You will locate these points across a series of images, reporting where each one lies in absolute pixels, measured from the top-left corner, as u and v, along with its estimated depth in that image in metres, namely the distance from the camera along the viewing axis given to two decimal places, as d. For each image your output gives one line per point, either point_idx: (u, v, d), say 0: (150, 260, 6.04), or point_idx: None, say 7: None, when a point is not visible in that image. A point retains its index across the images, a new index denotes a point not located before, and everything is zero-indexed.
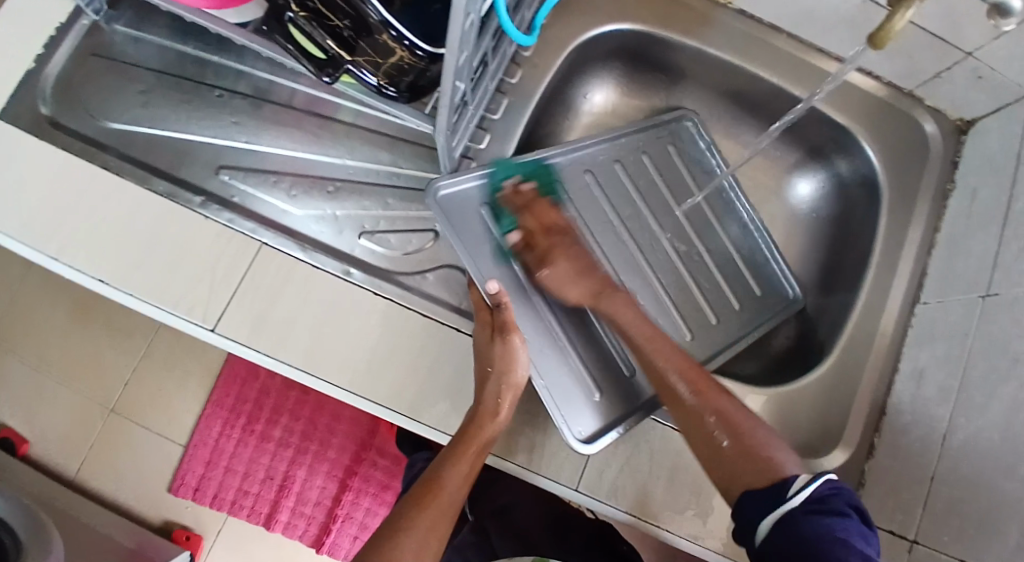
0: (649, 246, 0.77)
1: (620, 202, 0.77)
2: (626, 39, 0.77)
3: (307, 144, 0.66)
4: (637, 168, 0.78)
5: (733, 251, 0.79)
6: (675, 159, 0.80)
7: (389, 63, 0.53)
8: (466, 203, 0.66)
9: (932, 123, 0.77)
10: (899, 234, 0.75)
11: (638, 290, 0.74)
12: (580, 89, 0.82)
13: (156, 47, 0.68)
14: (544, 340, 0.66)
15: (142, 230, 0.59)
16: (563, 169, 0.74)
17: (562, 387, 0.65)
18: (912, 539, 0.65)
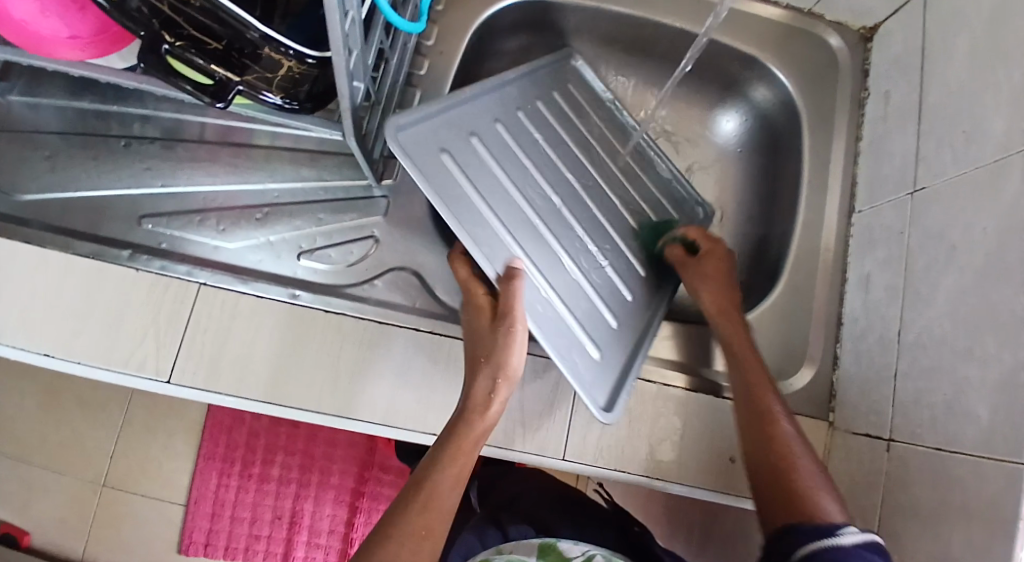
0: (590, 184, 0.76)
1: (556, 143, 0.76)
2: (525, 12, 0.80)
3: (228, 176, 0.70)
4: (554, 106, 0.78)
5: (657, 192, 0.81)
6: (578, 98, 0.81)
7: (280, 76, 0.50)
8: (421, 149, 0.63)
9: (838, 38, 0.79)
10: (824, 150, 0.77)
11: (595, 232, 0.73)
12: (494, 72, 0.84)
13: (54, 108, 0.70)
14: (544, 305, 0.64)
15: (75, 297, 0.62)
16: (499, 109, 0.71)
17: (567, 346, 0.64)
18: (888, 439, 0.63)
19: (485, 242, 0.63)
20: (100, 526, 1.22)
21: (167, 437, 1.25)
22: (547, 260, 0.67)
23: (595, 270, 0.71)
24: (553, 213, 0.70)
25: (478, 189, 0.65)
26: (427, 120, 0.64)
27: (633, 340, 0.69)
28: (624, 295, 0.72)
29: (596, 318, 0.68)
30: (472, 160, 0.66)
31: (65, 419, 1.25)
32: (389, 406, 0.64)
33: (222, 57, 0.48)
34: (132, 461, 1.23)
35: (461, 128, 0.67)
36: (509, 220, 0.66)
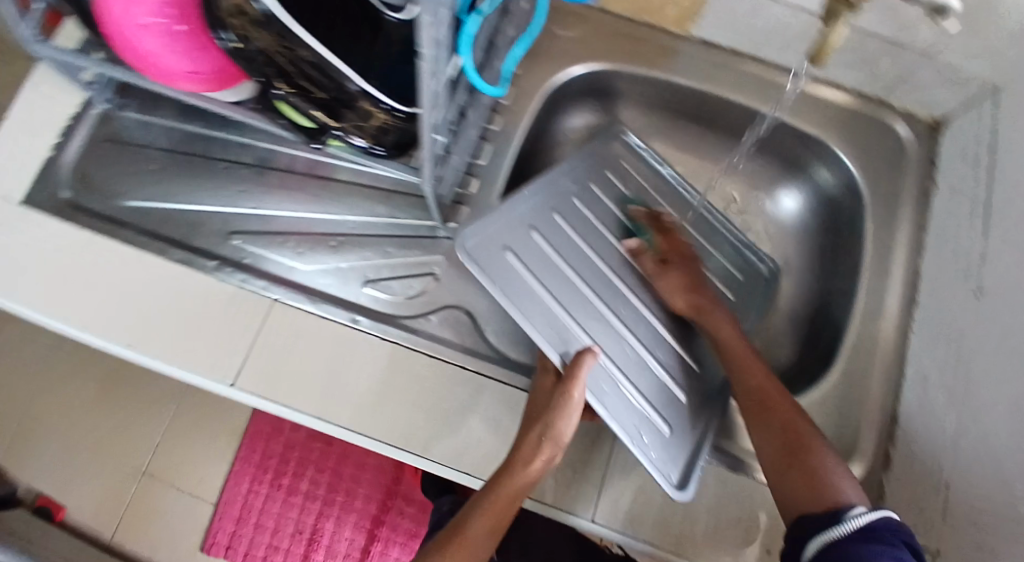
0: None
1: (612, 224, 0.79)
2: (594, 80, 0.84)
3: (309, 205, 0.75)
4: (609, 186, 0.81)
5: (730, 264, 0.83)
6: (631, 171, 0.84)
7: (372, 126, 0.55)
8: (488, 250, 0.70)
9: (906, 127, 0.80)
10: (888, 238, 0.77)
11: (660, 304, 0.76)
12: (562, 130, 0.89)
13: (164, 128, 0.77)
14: (610, 381, 0.68)
15: (162, 299, 0.69)
16: (555, 200, 0.77)
17: (635, 427, 0.67)
18: (935, 551, 0.62)
19: (551, 329, 0.68)
20: (135, 514, 1.30)
21: (211, 437, 1.34)
22: (609, 339, 0.71)
23: (660, 345, 0.73)
24: (616, 296, 0.74)
25: (541, 282, 0.71)
26: (490, 224, 0.71)
27: (707, 413, 0.70)
28: (691, 365, 0.73)
29: (663, 392, 0.70)
30: (535, 253, 0.72)
31: (118, 408, 1.34)
32: (430, 440, 0.66)
33: (325, 104, 0.53)
34: (175, 453, 1.33)
35: (521, 225, 0.73)
36: (574, 303, 0.71)
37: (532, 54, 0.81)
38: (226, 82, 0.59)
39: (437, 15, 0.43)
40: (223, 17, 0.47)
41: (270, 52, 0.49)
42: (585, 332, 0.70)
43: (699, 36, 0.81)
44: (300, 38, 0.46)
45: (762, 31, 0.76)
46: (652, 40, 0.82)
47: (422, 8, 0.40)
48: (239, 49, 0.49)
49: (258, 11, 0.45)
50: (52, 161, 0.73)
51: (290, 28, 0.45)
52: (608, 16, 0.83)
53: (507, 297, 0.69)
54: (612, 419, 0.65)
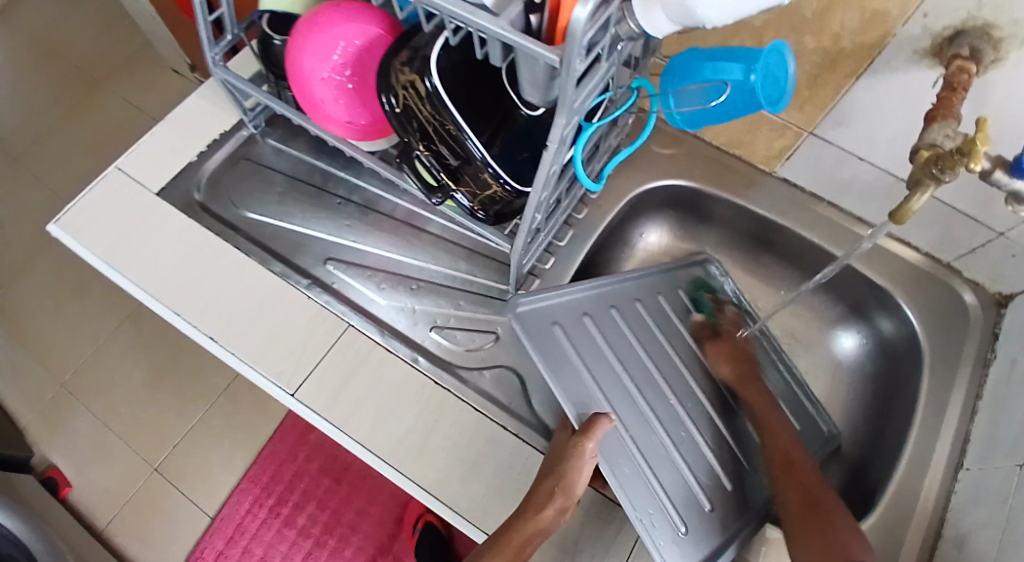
0: (699, 370, 0.81)
1: (670, 334, 0.83)
2: (679, 193, 0.91)
3: (401, 249, 0.82)
4: (678, 301, 0.87)
5: (779, 397, 0.86)
6: (705, 294, 0.90)
7: (484, 194, 0.61)
8: (539, 322, 0.74)
9: (973, 294, 0.83)
10: (941, 396, 0.78)
11: (701, 415, 0.77)
12: (638, 231, 0.95)
13: (294, 158, 0.86)
14: (633, 468, 0.69)
15: (254, 302, 0.75)
16: (616, 296, 0.81)
17: (650, 514, 0.67)
18: None
19: (586, 406, 0.70)
20: (141, 505, 1.46)
21: (231, 448, 1.50)
22: (642, 432, 0.72)
23: (692, 451, 0.74)
24: (657, 394, 0.76)
25: (585, 362, 0.74)
26: (547, 301, 0.76)
27: (728, 529, 0.70)
28: (724, 483, 0.73)
29: (687, 495, 0.70)
30: (583, 338, 0.75)
31: (160, 402, 1.53)
32: (460, 490, 0.69)
33: (450, 171, 0.60)
34: (191, 458, 1.49)
35: (576, 309, 0.77)
36: (613, 389, 0.73)
37: (628, 160, 0.89)
38: (371, 134, 0.68)
39: (568, 119, 0.51)
40: (394, 86, 0.56)
41: (421, 120, 0.57)
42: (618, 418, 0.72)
43: (781, 175, 0.87)
44: (451, 112, 0.55)
45: (844, 183, 0.81)
46: (740, 169, 0.89)
47: (559, 111, 0.48)
48: (397, 114, 0.57)
49: (425, 87, 0.54)
50: (194, 165, 0.83)
51: (445, 102, 0.55)
52: (703, 143, 0.90)
53: (548, 367, 0.72)
54: (628, 501, 0.66)
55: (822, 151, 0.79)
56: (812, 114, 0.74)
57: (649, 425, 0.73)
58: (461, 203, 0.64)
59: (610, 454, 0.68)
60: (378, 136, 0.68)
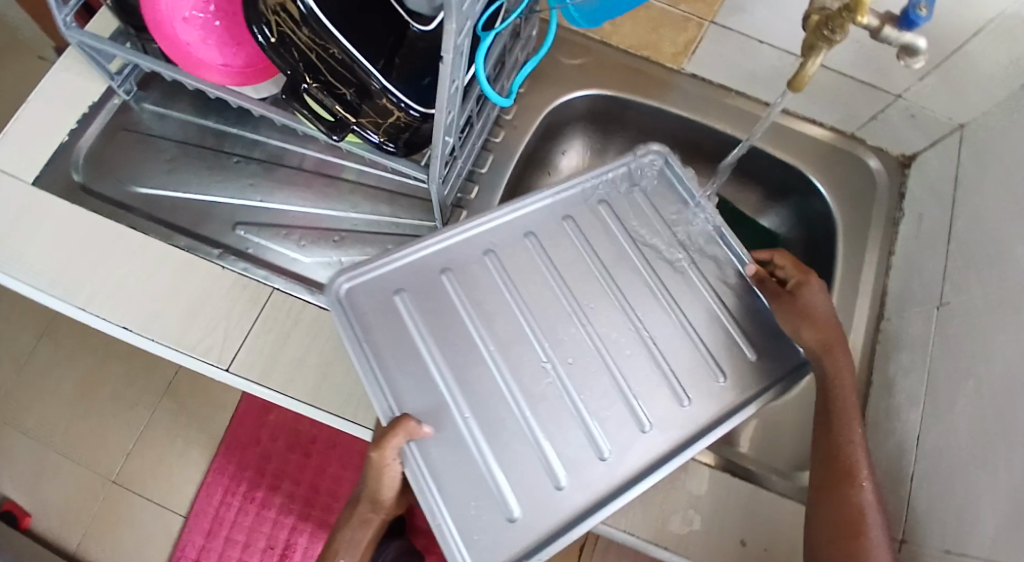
0: (600, 307, 0.67)
1: (573, 270, 0.69)
2: (594, 104, 0.89)
3: (315, 201, 0.78)
4: (593, 226, 0.71)
5: (724, 320, 0.68)
6: (638, 207, 0.73)
7: (389, 123, 0.58)
8: (381, 295, 0.64)
9: (878, 160, 0.87)
10: (858, 258, 0.82)
11: (581, 370, 0.64)
12: (558, 148, 0.92)
13: (179, 123, 0.81)
14: (460, 454, 0.58)
15: (162, 279, 0.70)
16: (496, 239, 0.68)
17: (468, 502, 0.57)
18: (901, 538, 0.62)
19: (419, 386, 0.61)
20: (106, 518, 1.45)
21: (184, 442, 1.49)
22: (495, 405, 0.61)
23: (556, 419, 0.61)
24: (524, 354, 0.64)
25: (427, 330, 0.63)
26: (394, 266, 0.65)
27: (585, 500, 0.59)
28: (598, 451, 0.60)
29: (533, 476, 0.59)
30: (437, 301, 0.65)
31: (98, 411, 1.52)
32: None
33: (346, 104, 0.56)
34: (145, 461, 1.48)
35: (433, 268, 0.66)
36: (462, 356, 0.63)
37: (534, 76, 0.87)
38: (246, 81, 0.63)
39: (461, 26, 0.48)
40: (264, 13, 0.52)
41: (301, 47, 0.53)
42: (455, 397, 0.61)
43: (691, 71, 0.87)
44: (333, 36, 0.52)
45: (748, 70, 0.82)
46: (653, 72, 0.88)
47: (450, 17, 0.45)
48: (273, 46, 0.53)
49: (299, 10, 0.51)
50: (68, 144, 0.77)
51: (327, 27, 0.51)
52: (611, 49, 0.88)
53: (376, 350, 0.62)
54: (440, 500, 0.56)
55: (724, 40, 0.79)
56: (710, 2, 0.73)
57: (512, 395, 0.61)
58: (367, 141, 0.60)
59: (428, 446, 0.58)
60: (252, 82, 0.63)
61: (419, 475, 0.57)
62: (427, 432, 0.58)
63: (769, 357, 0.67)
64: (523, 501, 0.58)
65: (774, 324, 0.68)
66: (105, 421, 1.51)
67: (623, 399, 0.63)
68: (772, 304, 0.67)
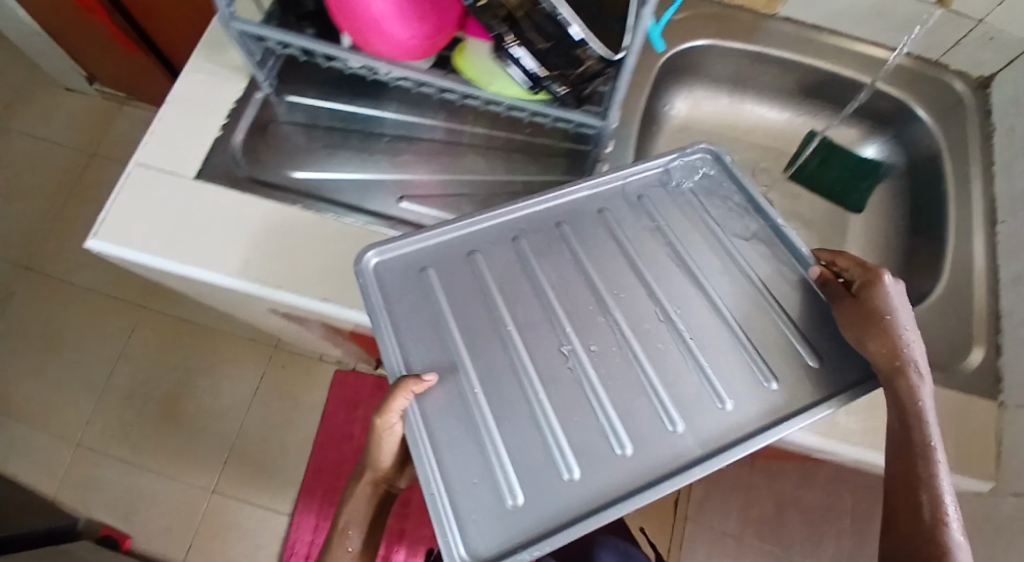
0: (628, 290, 0.62)
1: (604, 254, 0.64)
2: (701, 55, 0.93)
3: (462, 170, 0.84)
4: (634, 210, 0.66)
5: (778, 317, 0.61)
6: (691, 196, 0.67)
7: (578, 73, 0.62)
8: (409, 272, 0.62)
9: (960, 83, 0.92)
10: (962, 171, 0.88)
11: (609, 357, 0.58)
12: (664, 99, 0.95)
13: (310, 109, 0.85)
14: (467, 446, 0.54)
15: (347, 253, 0.75)
16: (527, 223, 0.65)
17: (466, 485, 0.53)
18: None
19: (438, 368, 0.57)
20: (211, 528, 1.45)
21: (283, 444, 1.51)
22: (515, 413, 0.56)
23: (577, 407, 0.56)
24: (544, 334, 0.59)
25: (452, 315, 0.60)
26: (420, 240, 0.63)
27: (591, 499, 0.52)
28: (620, 451, 0.54)
29: (542, 469, 0.53)
30: (464, 282, 0.62)
31: (188, 426, 1.52)
32: None
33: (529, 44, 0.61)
34: (243, 468, 1.49)
35: (460, 250, 0.63)
36: (479, 344, 0.59)
37: None
38: (407, 55, 0.68)
39: None
40: None
41: (509, 8, 0.59)
42: (468, 380, 0.57)
43: (783, 14, 0.93)
44: None
45: (840, 9, 0.89)
46: (745, 19, 0.93)
47: None
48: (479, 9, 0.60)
49: None
50: (223, 140, 0.80)
51: None
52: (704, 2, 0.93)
53: (400, 327, 0.59)
54: (435, 472, 0.53)
55: None
56: None
57: (539, 385, 0.57)
58: (523, 73, 0.63)
59: (435, 424, 0.55)
60: (412, 56, 0.68)
61: (418, 448, 0.54)
62: (428, 384, 0.55)
63: (829, 362, 0.59)
64: (527, 490, 0.52)
65: (836, 332, 0.60)
66: (196, 435, 1.51)
67: (652, 391, 0.57)
68: (832, 307, 0.60)
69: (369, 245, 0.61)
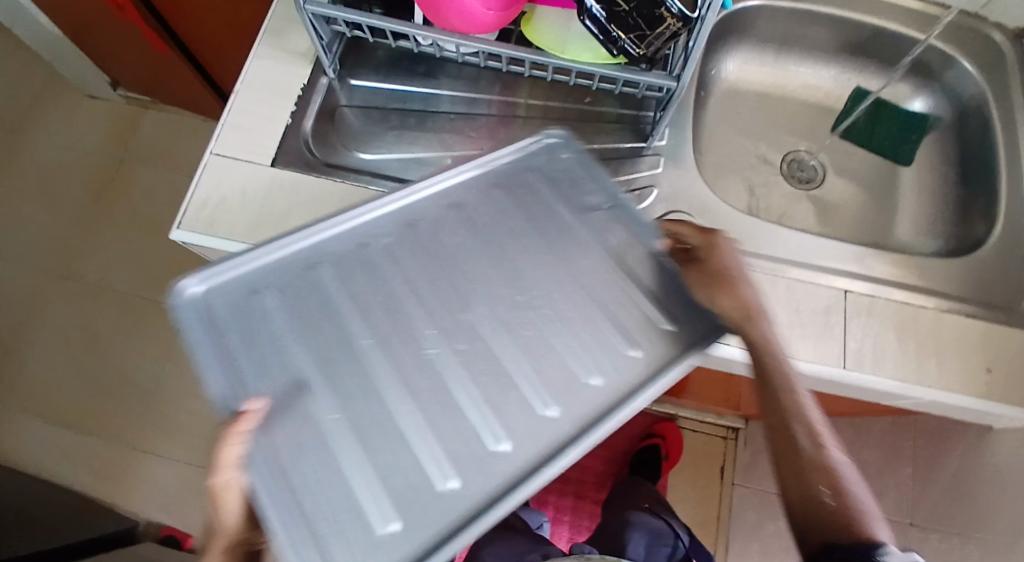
0: (493, 287, 0.62)
1: (463, 253, 0.63)
2: (751, 17, 0.96)
3: (530, 141, 0.85)
4: (490, 205, 0.66)
5: (644, 297, 0.62)
6: (541, 185, 0.68)
7: (655, 34, 0.64)
8: (243, 296, 0.57)
9: (999, 34, 0.93)
10: (1010, 119, 0.89)
11: (473, 361, 0.58)
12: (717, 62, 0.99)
13: (369, 91, 0.86)
14: (325, 466, 0.52)
15: None
16: (375, 229, 0.63)
17: (333, 512, 0.50)
18: None
19: (280, 389, 0.54)
20: None
21: None
22: (373, 416, 0.55)
23: (438, 413, 0.55)
24: (398, 343, 0.58)
25: (296, 331, 0.57)
26: (254, 261, 0.58)
27: (475, 499, 0.52)
28: (503, 449, 0.54)
29: (412, 478, 0.53)
30: (309, 295, 0.59)
31: None
32: None
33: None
34: None
35: (297, 264, 0.60)
36: (324, 355, 0.57)
37: None
38: (476, 28, 0.70)
39: None
40: None
41: None
42: (317, 395, 0.55)
43: None
44: None
45: None
46: None
47: None
48: None
49: None
50: (294, 127, 0.82)
51: None
52: None
53: (235, 353, 0.55)
54: (296, 516, 0.50)
55: None
56: None
57: (399, 385, 0.56)
58: (595, 26, 0.65)
59: (282, 460, 0.51)
60: (483, 29, 0.70)
61: (273, 495, 0.50)
62: (259, 413, 0.51)
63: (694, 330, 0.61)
64: (403, 510, 0.51)
65: (694, 300, 0.62)
66: None
67: (523, 386, 0.57)
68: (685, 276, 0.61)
69: (187, 273, 0.55)
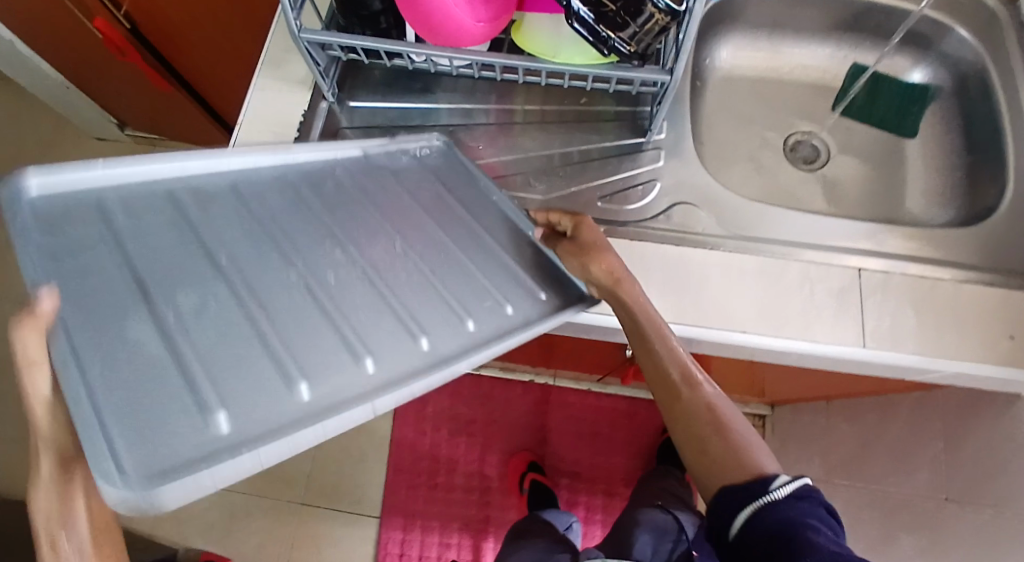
0: (368, 243, 0.64)
1: (338, 213, 0.66)
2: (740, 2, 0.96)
3: (529, 146, 0.86)
4: (373, 183, 0.71)
5: (517, 267, 0.69)
6: (427, 177, 0.75)
7: (643, 29, 0.64)
8: (82, 199, 0.54)
9: None
10: (1012, 83, 0.88)
11: (343, 293, 0.58)
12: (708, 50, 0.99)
13: (369, 110, 0.88)
14: (151, 361, 0.48)
15: None
16: (246, 177, 0.64)
17: (167, 408, 0.46)
18: None
19: (106, 282, 0.50)
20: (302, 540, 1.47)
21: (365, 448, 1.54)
22: (229, 320, 0.52)
23: (295, 326, 0.54)
24: (262, 270, 0.57)
25: (136, 241, 0.54)
26: (97, 170, 0.55)
27: (330, 399, 0.51)
28: (365, 364, 0.54)
29: (265, 378, 0.50)
30: (160, 215, 0.57)
31: None
32: (697, 310, 0.73)
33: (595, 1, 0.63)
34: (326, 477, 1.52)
35: (157, 188, 0.58)
36: (174, 264, 0.54)
37: None
38: (470, 39, 0.70)
39: None
40: None
41: None
42: (151, 295, 0.51)
43: None
44: None
45: None
46: None
47: None
48: None
49: None
50: None
51: None
52: None
53: (59, 247, 0.51)
54: (110, 406, 0.44)
55: None
56: None
57: (251, 299, 0.54)
58: (584, 29, 0.65)
59: (107, 362, 0.46)
60: (477, 40, 0.71)
61: (74, 391, 0.43)
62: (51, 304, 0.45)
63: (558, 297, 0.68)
64: (231, 402, 0.48)
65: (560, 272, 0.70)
66: None
67: (395, 314, 0.59)
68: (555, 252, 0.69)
69: (28, 166, 0.51)
